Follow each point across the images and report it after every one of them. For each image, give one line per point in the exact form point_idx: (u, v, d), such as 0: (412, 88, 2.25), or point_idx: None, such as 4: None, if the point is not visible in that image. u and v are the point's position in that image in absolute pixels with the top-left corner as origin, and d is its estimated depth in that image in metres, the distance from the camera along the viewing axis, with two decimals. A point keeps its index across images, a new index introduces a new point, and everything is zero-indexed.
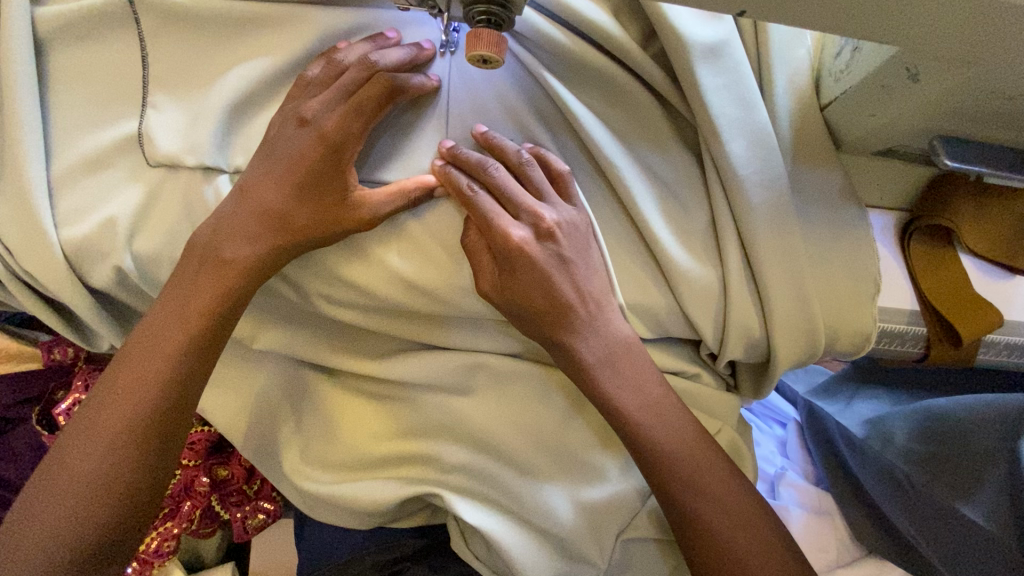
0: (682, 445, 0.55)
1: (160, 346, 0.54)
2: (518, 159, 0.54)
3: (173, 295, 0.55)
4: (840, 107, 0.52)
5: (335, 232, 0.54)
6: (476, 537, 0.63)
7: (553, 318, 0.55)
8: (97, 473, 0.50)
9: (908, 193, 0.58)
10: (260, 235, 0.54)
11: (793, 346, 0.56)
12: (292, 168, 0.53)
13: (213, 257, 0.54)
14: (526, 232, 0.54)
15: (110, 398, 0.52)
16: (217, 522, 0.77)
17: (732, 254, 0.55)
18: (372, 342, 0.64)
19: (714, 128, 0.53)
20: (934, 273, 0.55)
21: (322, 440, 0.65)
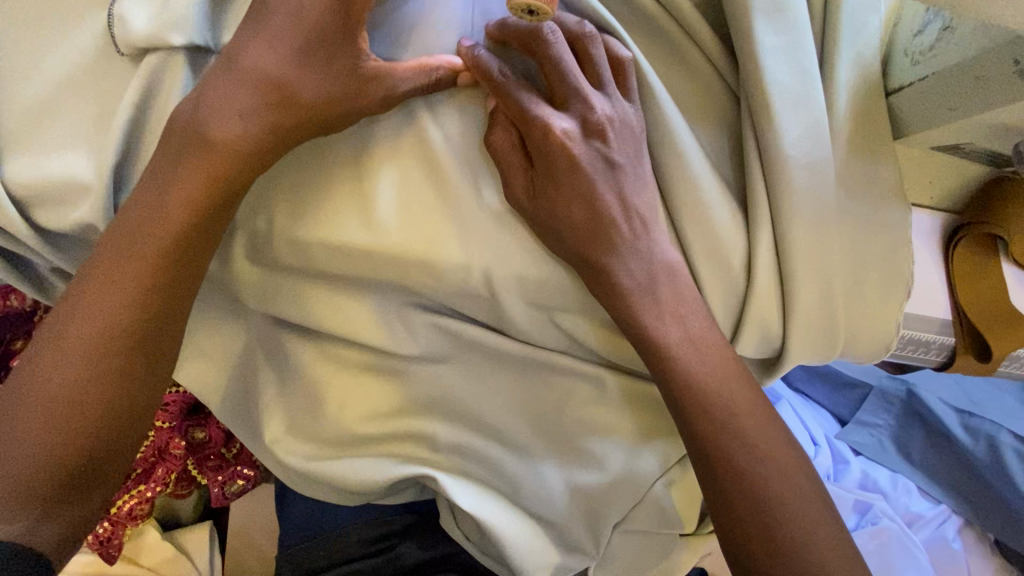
0: (722, 415, 0.48)
1: (131, 250, 0.45)
2: (580, 33, 0.49)
3: (147, 193, 0.46)
4: (912, 96, 0.47)
5: (349, 109, 0.48)
6: (467, 520, 0.59)
7: (591, 232, 0.49)
8: (73, 386, 0.43)
9: (956, 193, 0.54)
10: (255, 115, 0.47)
11: (810, 349, 0.52)
12: (291, 28, 0.47)
13: (196, 137, 0.46)
14: (569, 125, 0.50)
15: (81, 301, 0.44)
16: (193, 485, 0.73)
17: (765, 249, 0.49)
18: (351, 313, 0.54)
19: (767, 101, 0.47)
20: (972, 283, 0.52)
21: (299, 417, 0.59)
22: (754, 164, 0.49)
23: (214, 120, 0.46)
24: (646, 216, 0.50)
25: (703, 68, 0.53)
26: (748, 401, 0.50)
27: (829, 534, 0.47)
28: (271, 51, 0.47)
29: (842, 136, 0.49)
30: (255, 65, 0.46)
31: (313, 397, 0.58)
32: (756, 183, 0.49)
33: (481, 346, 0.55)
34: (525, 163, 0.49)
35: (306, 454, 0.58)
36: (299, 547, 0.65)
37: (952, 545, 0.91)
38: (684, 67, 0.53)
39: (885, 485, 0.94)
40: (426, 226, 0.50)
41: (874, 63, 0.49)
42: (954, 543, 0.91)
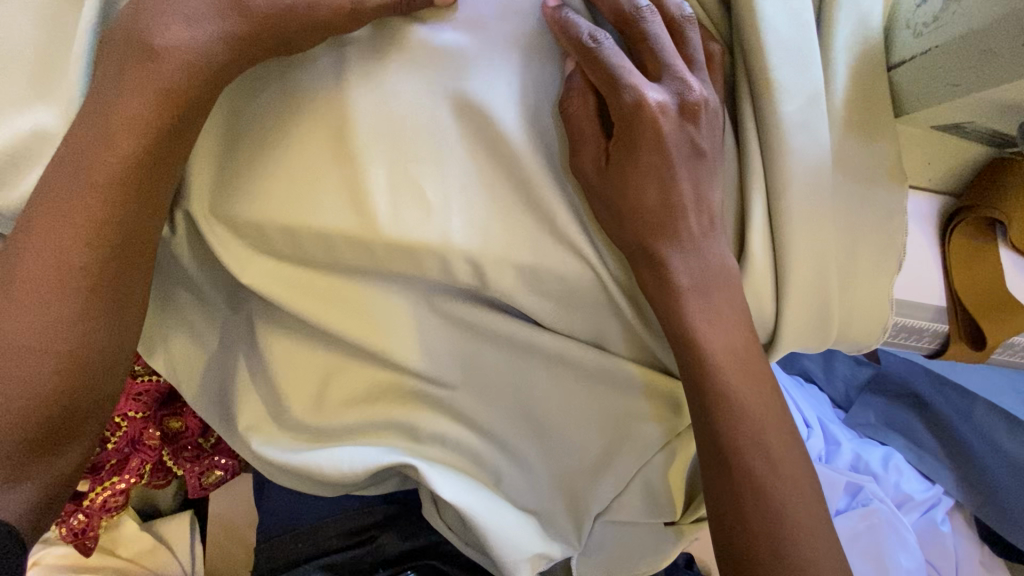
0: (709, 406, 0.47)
1: (80, 184, 0.41)
2: (679, 13, 0.47)
3: (88, 120, 0.41)
4: (913, 70, 0.45)
5: (313, 20, 0.44)
6: (449, 510, 0.57)
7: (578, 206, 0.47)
8: (30, 332, 0.39)
9: (958, 176, 0.51)
10: (203, 22, 0.42)
11: (801, 338, 0.50)
12: None
13: (140, 49, 0.41)
14: (663, 97, 0.45)
15: (28, 241, 0.40)
16: (170, 475, 0.72)
17: (756, 233, 0.47)
18: (323, 301, 0.50)
19: (763, 75, 0.45)
20: (970, 268, 0.50)
21: (268, 410, 0.56)
22: (749, 143, 0.47)
23: (155, 30, 0.41)
24: None
25: None
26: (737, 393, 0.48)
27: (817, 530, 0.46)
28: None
29: (841, 113, 0.47)
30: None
31: (278, 390, 0.54)
32: (750, 161, 0.47)
33: (462, 319, 0.52)
34: (597, 131, 0.46)
35: (279, 446, 0.55)
36: (276, 539, 0.63)
37: (941, 527, 0.96)
38: None
39: (877, 467, 1.00)
40: (414, 184, 0.46)
41: (876, 35, 0.47)
42: (943, 525, 0.96)
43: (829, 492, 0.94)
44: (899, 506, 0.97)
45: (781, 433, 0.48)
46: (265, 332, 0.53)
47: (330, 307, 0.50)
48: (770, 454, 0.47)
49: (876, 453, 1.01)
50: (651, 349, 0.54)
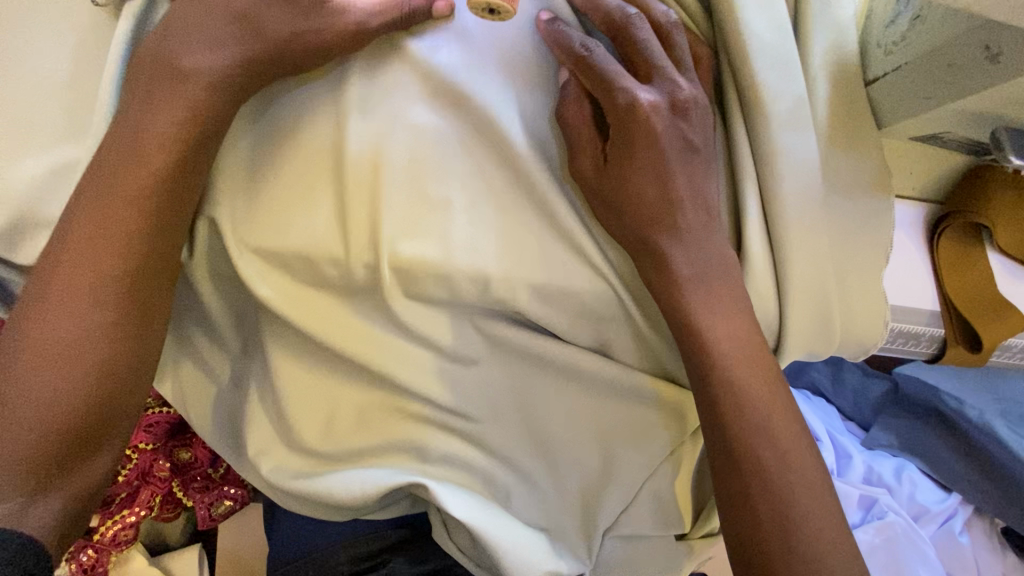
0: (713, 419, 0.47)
1: (113, 195, 0.43)
2: (667, 21, 0.48)
3: (116, 139, 0.44)
4: (888, 85, 0.46)
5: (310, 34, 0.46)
6: (460, 529, 0.57)
7: None
8: (70, 337, 0.41)
9: (942, 184, 0.53)
10: (199, 47, 0.44)
11: (801, 347, 0.51)
12: None
13: (168, 69, 0.44)
14: (654, 97, 0.47)
15: (65, 249, 0.43)
16: (179, 508, 0.72)
17: (754, 243, 0.48)
18: (327, 325, 0.50)
19: (750, 87, 0.46)
20: (962, 272, 0.52)
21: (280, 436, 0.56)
22: (740, 155, 0.48)
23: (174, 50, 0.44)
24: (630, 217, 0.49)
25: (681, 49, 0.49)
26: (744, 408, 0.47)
27: (834, 542, 0.45)
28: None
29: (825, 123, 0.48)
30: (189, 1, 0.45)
31: (287, 414, 0.55)
32: (742, 171, 0.48)
33: (466, 339, 0.52)
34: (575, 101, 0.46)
35: (290, 471, 0.56)
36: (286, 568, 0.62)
37: (960, 538, 0.94)
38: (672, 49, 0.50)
39: (890, 479, 0.99)
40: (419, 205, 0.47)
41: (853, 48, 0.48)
42: (962, 536, 0.94)
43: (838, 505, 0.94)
44: (915, 519, 0.95)
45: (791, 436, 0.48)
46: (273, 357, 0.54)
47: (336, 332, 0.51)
48: (779, 463, 0.46)
49: (888, 464, 1.00)
50: (654, 360, 0.54)
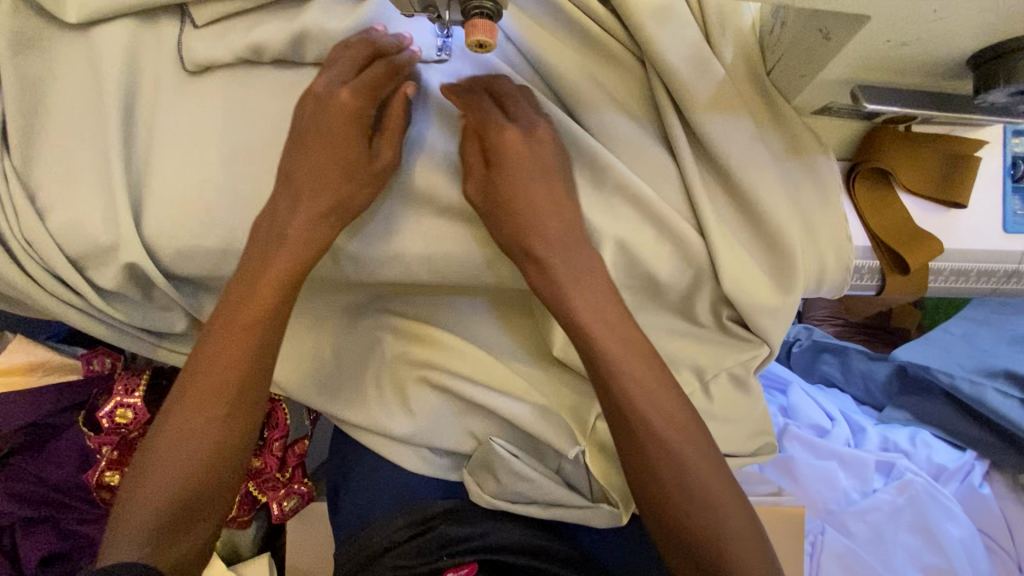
0: (646, 389, 0.59)
1: (247, 303, 0.59)
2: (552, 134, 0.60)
3: (258, 252, 0.58)
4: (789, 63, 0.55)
5: (367, 98, 0.58)
6: (497, 475, 0.69)
7: (550, 218, 0.59)
8: (198, 439, 0.58)
9: (853, 144, 0.65)
10: (338, 163, 0.58)
11: (756, 287, 0.62)
12: (320, 141, 0.57)
13: (275, 238, 0.58)
14: (514, 123, 0.59)
15: (210, 366, 0.59)
16: (253, 509, 0.82)
17: (703, 209, 0.62)
18: (392, 319, 0.74)
19: (679, 90, 0.59)
20: (879, 212, 0.63)
21: (360, 412, 0.73)
22: (678, 142, 0.61)
23: (321, 124, 0.57)
24: (600, 198, 0.63)
25: (619, 61, 0.63)
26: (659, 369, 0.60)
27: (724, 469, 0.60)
28: (346, 65, 0.58)
29: (748, 104, 0.60)
30: (338, 96, 0.57)
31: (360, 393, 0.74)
32: (678, 149, 0.62)
33: (485, 319, 0.73)
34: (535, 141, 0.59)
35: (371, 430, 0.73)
36: (350, 538, 0.72)
37: (981, 491, 0.98)
38: (615, 63, 0.63)
39: (906, 444, 1.04)
40: (447, 212, 0.62)
41: (754, 39, 0.61)
42: (983, 489, 0.98)
43: (857, 471, 0.98)
44: (936, 478, 1.00)
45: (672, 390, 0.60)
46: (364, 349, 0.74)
47: (407, 326, 0.71)
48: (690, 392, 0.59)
49: (902, 432, 1.06)
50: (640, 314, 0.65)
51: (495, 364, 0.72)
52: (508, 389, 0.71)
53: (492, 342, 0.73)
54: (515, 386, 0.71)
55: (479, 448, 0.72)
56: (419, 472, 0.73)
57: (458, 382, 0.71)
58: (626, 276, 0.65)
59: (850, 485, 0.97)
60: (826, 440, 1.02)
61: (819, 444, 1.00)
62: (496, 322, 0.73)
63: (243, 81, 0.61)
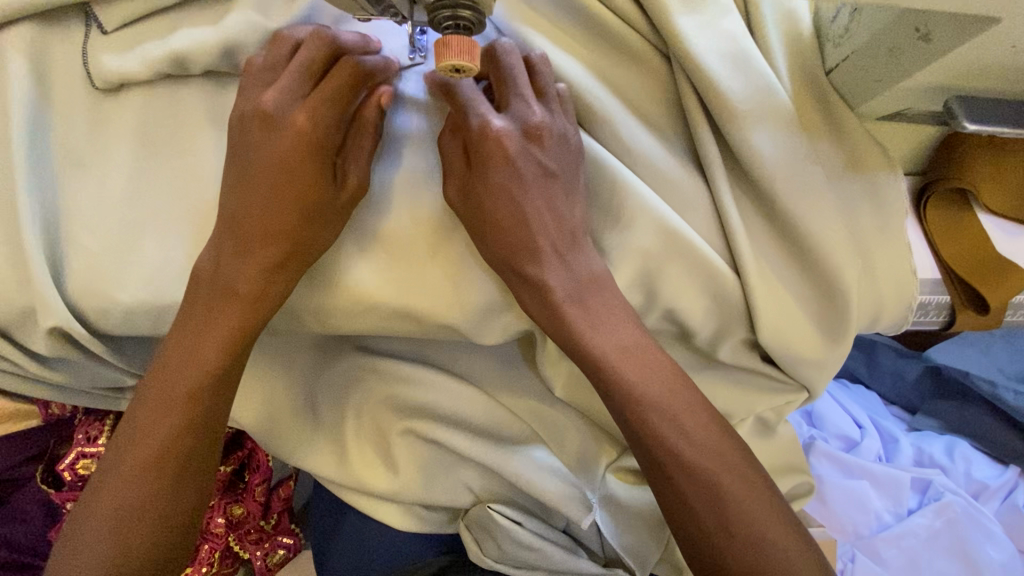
0: (689, 456, 0.48)
1: (202, 334, 0.49)
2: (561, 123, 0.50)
3: (217, 272, 0.49)
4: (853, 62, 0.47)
5: (328, 118, 0.48)
6: (497, 539, 0.60)
7: (555, 254, 0.49)
8: (145, 491, 0.47)
9: (919, 156, 0.55)
10: (283, 184, 0.48)
11: (805, 329, 0.52)
12: (277, 170, 0.48)
13: (225, 282, 0.49)
14: (506, 123, 0.49)
15: (157, 406, 0.48)
16: (237, 562, 0.75)
17: (742, 239, 0.51)
18: (364, 359, 0.62)
19: (714, 92, 0.49)
20: (954, 238, 0.53)
21: (331, 466, 0.62)
22: (711, 157, 0.51)
23: (273, 150, 0.48)
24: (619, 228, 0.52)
25: (639, 59, 0.53)
26: (714, 427, 0.49)
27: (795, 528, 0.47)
28: (294, 74, 0.48)
29: (797, 110, 0.50)
30: (293, 119, 0.48)
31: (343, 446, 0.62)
32: (712, 165, 0.51)
33: (481, 359, 0.62)
34: (542, 158, 0.49)
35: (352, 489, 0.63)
36: None
37: None
38: (635, 62, 0.53)
39: (943, 459, 0.94)
40: (421, 252, 0.50)
41: (808, 34, 0.52)
42: None
43: (890, 491, 0.89)
44: (975, 497, 0.92)
45: (721, 435, 0.49)
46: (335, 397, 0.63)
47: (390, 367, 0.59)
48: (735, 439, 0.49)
49: (938, 444, 0.96)
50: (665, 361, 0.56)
51: (494, 412, 0.61)
52: (503, 437, 0.62)
53: (492, 386, 0.62)
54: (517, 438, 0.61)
55: (477, 504, 0.62)
56: (412, 530, 0.64)
57: (443, 431, 0.60)
58: (648, 321, 0.55)
59: (882, 507, 0.89)
60: (853, 455, 0.92)
61: (848, 461, 0.91)
62: (494, 366, 0.62)
63: (183, 103, 0.53)
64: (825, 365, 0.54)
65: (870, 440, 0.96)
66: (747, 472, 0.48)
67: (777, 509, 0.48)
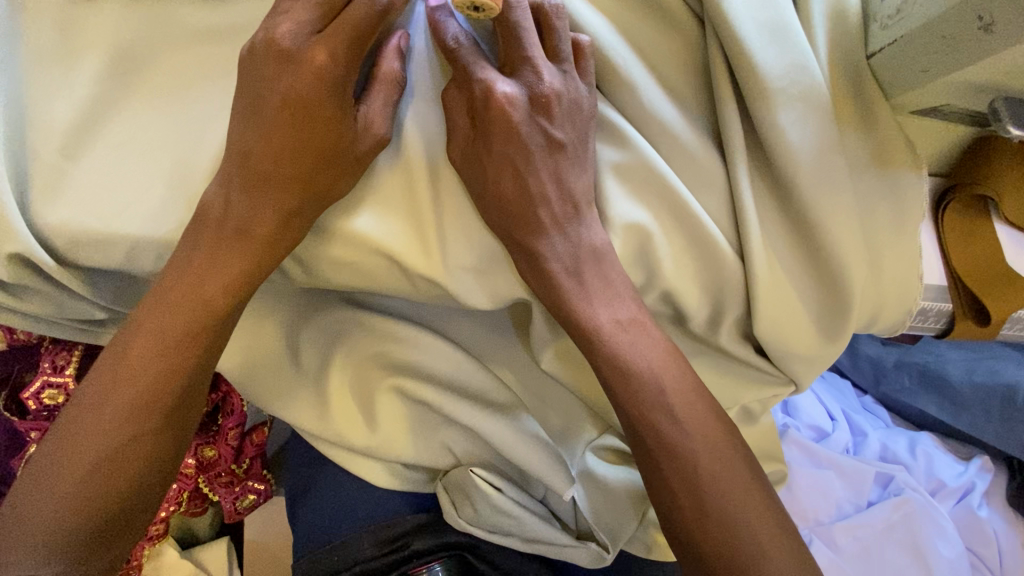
0: (678, 440, 0.47)
1: (200, 277, 0.46)
2: (579, 92, 0.47)
3: (221, 208, 0.46)
4: (902, 48, 0.44)
5: (349, 57, 0.44)
6: (470, 502, 0.60)
7: (563, 223, 0.48)
8: (122, 433, 0.44)
9: (947, 154, 0.53)
10: (290, 125, 0.45)
11: (808, 324, 0.51)
12: (287, 108, 0.44)
13: (233, 222, 0.46)
14: (514, 90, 0.46)
15: (150, 343, 0.46)
16: (206, 503, 0.75)
17: (752, 224, 0.48)
18: (348, 314, 0.59)
19: (748, 65, 0.46)
20: (967, 247, 0.51)
21: (309, 419, 0.60)
22: (733, 135, 0.48)
23: (285, 87, 0.44)
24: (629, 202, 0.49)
25: (671, 21, 0.50)
26: (703, 414, 0.48)
27: (772, 524, 0.46)
28: (314, 6, 0.44)
29: (830, 92, 0.47)
30: (312, 55, 0.43)
31: (324, 397, 0.60)
32: (734, 148, 0.48)
33: (472, 324, 0.60)
34: (548, 127, 0.47)
35: (330, 442, 0.62)
36: (308, 554, 0.63)
37: (979, 513, 0.92)
38: (667, 24, 0.50)
39: (906, 456, 0.96)
40: (417, 207, 0.47)
41: (854, 11, 0.48)
42: (980, 511, 0.93)
43: (854, 482, 0.92)
44: (933, 494, 0.94)
45: (712, 421, 0.48)
46: (314, 347, 0.60)
47: (382, 319, 0.58)
48: (715, 437, 0.48)
49: (902, 442, 0.98)
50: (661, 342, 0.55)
51: (480, 376, 0.60)
52: (488, 402, 0.60)
53: (479, 350, 0.61)
54: (503, 406, 0.60)
55: (457, 467, 0.62)
56: (388, 486, 0.63)
57: (428, 391, 0.59)
58: (647, 301, 0.53)
59: (845, 497, 0.91)
60: (824, 446, 0.94)
61: (818, 450, 0.93)
62: (481, 331, 0.60)
63: (170, 17, 0.49)
64: (819, 362, 0.53)
65: (844, 432, 0.97)
66: (732, 465, 0.47)
67: (763, 501, 0.47)
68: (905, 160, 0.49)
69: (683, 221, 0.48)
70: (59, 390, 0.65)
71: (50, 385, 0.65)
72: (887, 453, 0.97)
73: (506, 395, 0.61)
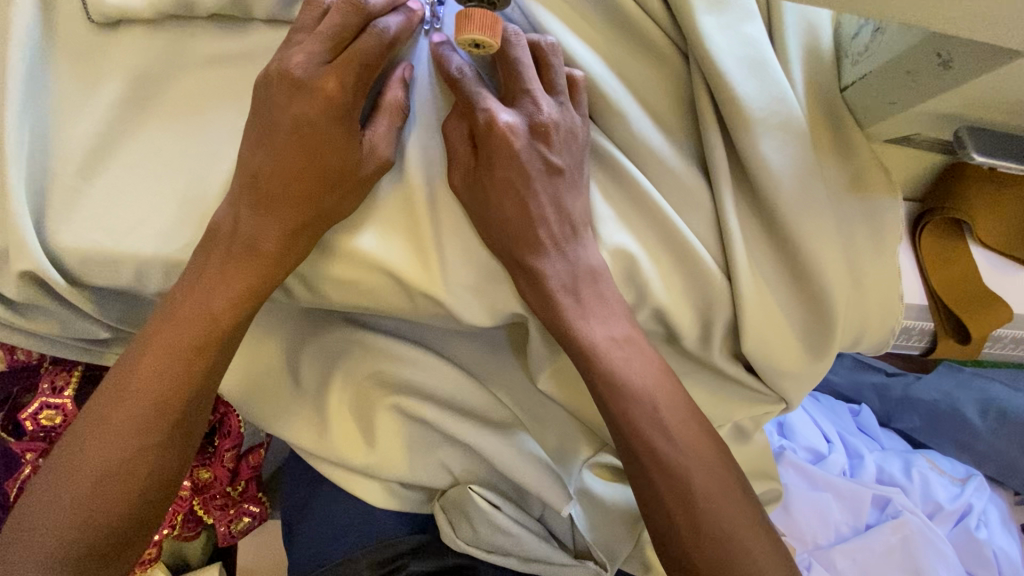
0: (673, 455, 0.48)
1: (210, 292, 0.48)
2: (575, 121, 0.50)
3: (231, 227, 0.48)
4: (873, 80, 0.47)
5: (357, 87, 0.47)
6: (468, 522, 0.60)
7: (558, 244, 0.50)
8: (128, 446, 0.45)
9: (921, 180, 0.56)
10: (300, 149, 0.47)
11: (796, 342, 0.53)
12: (299, 133, 0.47)
13: (241, 241, 0.48)
14: (514, 119, 0.49)
15: (158, 357, 0.47)
16: (200, 526, 0.74)
17: (739, 245, 0.51)
18: (348, 333, 0.60)
19: (731, 95, 0.49)
20: (945, 268, 0.54)
21: (307, 438, 0.61)
22: (719, 162, 0.50)
23: (297, 114, 0.46)
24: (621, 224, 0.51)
25: (658, 55, 0.53)
26: (697, 429, 0.49)
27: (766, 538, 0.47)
28: (323, 39, 0.47)
29: (808, 121, 0.50)
30: (322, 83, 0.46)
31: (323, 415, 0.61)
32: (719, 174, 0.51)
33: (470, 344, 0.61)
34: (546, 154, 0.50)
35: (328, 462, 0.62)
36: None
37: (977, 534, 0.92)
38: (654, 58, 0.53)
39: (901, 478, 0.97)
40: (419, 227, 0.49)
41: (828, 47, 0.52)
42: (978, 532, 0.92)
43: (851, 504, 0.92)
44: (931, 516, 0.93)
45: (705, 436, 0.49)
46: (315, 367, 0.61)
47: (382, 338, 0.60)
48: (709, 452, 0.49)
49: (897, 463, 0.99)
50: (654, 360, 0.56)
51: (478, 395, 0.61)
52: (486, 420, 0.61)
53: (476, 369, 0.62)
54: (501, 424, 0.61)
55: (454, 486, 0.62)
56: (386, 506, 0.63)
57: (427, 409, 0.59)
58: (640, 320, 0.55)
59: (842, 519, 0.91)
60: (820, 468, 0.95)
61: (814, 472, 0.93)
62: (479, 350, 0.62)
63: (184, 48, 0.51)
64: (809, 379, 0.55)
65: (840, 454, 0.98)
66: (725, 478, 0.48)
67: (757, 515, 0.48)
68: (882, 184, 0.52)
69: (673, 243, 0.50)
70: (57, 411, 0.65)
71: (47, 406, 0.65)
72: (883, 475, 0.97)
73: (503, 413, 0.62)
